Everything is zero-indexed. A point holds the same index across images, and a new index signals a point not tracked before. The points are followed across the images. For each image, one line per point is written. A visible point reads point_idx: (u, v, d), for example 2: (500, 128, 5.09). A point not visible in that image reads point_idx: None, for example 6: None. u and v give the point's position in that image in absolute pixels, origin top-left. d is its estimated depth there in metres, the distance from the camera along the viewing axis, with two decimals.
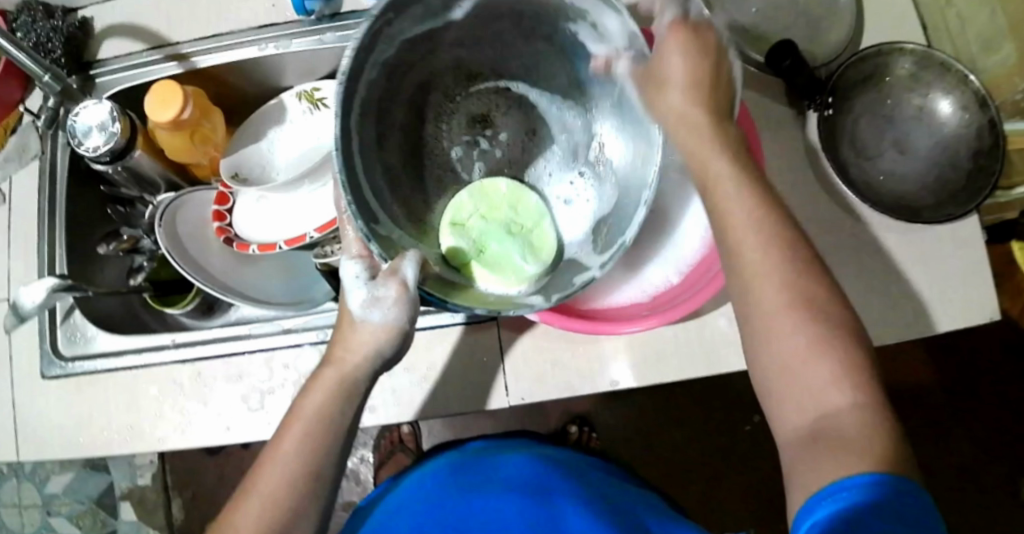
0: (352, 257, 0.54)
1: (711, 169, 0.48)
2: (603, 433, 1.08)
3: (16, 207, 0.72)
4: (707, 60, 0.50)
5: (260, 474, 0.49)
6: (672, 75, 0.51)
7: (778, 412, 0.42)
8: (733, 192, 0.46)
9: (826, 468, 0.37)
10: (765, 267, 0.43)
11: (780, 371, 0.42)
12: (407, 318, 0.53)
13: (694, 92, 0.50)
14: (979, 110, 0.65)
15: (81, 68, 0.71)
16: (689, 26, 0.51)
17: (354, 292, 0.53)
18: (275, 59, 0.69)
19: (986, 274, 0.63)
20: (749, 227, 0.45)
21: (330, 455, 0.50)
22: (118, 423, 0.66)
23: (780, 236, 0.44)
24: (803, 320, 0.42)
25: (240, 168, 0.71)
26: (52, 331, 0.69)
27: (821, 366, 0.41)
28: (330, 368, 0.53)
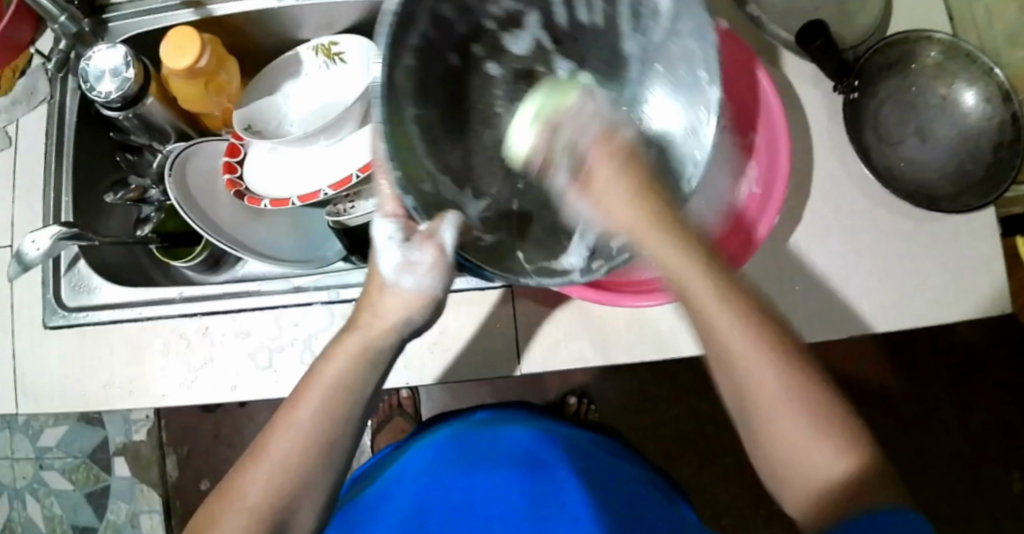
0: (386, 215, 0.52)
1: (679, 271, 0.44)
2: (604, 407, 1.08)
3: (22, 150, 0.70)
4: (635, 168, 0.50)
5: (272, 438, 0.46)
6: (601, 175, 0.50)
7: (808, 481, 0.41)
8: (695, 267, 0.43)
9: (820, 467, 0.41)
10: (750, 339, 0.41)
11: (765, 436, 0.42)
12: (441, 287, 0.52)
13: (634, 195, 0.47)
14: (1002, 103, 0.65)
15: (94, 11, 0.69)
16: (617, 147, 0.51)
17: (387, 254, 0.51)
18: (294, 11, 0.68)
19: (1000, 266, 0.64)
20: (730, 311, 0.42)
21: (347, 419, 0.47)
22: (121, 377, 0.65)
23: (740, 302, 0.42)
24: (804, 390, 0.42)
25: (254, 121, 0.70)
26: (56, 280, 0.67)
27: (821, 437, 0.41)
28: (355, 335, 0.50)
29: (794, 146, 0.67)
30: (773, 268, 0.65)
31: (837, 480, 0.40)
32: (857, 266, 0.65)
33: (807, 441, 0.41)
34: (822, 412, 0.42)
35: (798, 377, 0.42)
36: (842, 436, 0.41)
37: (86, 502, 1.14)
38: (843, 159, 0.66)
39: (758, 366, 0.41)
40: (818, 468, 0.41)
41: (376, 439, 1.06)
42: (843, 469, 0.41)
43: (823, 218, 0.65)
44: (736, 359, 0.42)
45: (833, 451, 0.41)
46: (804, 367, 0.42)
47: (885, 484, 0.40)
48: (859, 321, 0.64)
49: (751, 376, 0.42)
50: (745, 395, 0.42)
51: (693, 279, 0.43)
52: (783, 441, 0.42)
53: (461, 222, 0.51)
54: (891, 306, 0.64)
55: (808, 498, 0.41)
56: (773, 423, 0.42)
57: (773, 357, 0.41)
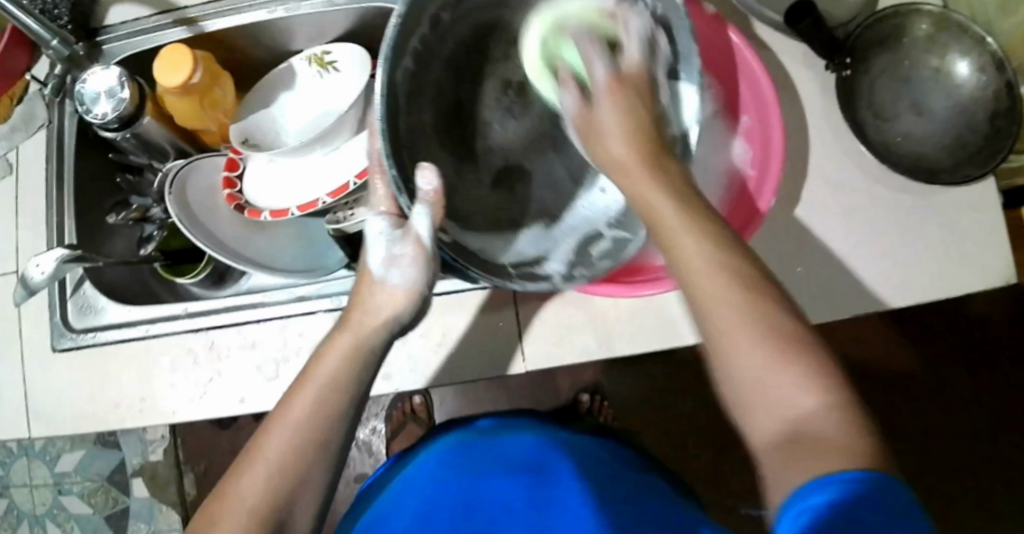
0: (380, 214, 0.55)
1: (653, 209, 0.43)
2: (616, 402, 1.07)
3: (23, 177, 0.71)
4: (638, 107, 0.49)
5: (268, 438, 0.45)
6: (607, 122, 0.49)
7: (752, 428, 0.36)
8: (664, 203, 0.43)
9: (821, 460, 0.31)
10: (701, 258, 0.39)
11: (743, 388, 0.36)
12: (426, 282, 0.54)
13: (629, 140, 0.48)
14: (996, 73, 0.64)
15: (88, 36, 0.70)
16: (622, 82, 0.50)
17: (375, 249, 0.54)
18: (283, 23, 0.69)
19: (1003, 236, 0.63)
20: (677, 221, 0.41)
21: (343, 416, 0.46)
22: (131, 395, 0.66)
23: (712, 231, 0.40)
24: (755, 316, 0.36)
25: (252, 134, 0.70)
26: (62, 303, 0.68)
27: (789, 367, 0.35)
28: (346, 333, 0.51)
29: (789, 127, 0.67)
30: (775, 251, 0.65)
31: (811, 416, 0.33)
32: (860, 244, 0.64)
33: (762, 374, 0.35)
34: (802, 356, 0.35)
35: (786, 308, 0.37)
36: (823, 383, 0.34)
37: (106, 525, 1.14)
38: (839, 138, 0.66)
39: (708, 281, 0.38)
40: (790, 408, 0.34)
41: (392, 447, 1.04)
42: (815, 404, 0.34)
43: (822, 198, 0.65)
44: (687, 275, 0.39)
45: (799, 379, 0.34)
46: (760, 286, 0.38)
47: (876, 454, 0.32)
48: (865, 299, 0.64)
49: (716, 312, 0.37)
50: (707, 332, 0.38)
51: (669, 216, 0.42)
52: (760, 388, 0.35)
53: (434, 213, 0.51)
54: (895, 282, 0.64)
55: (771, 454, 0.34)
56: (726, 327, 0.37)
57: (731, 280, 0.38)
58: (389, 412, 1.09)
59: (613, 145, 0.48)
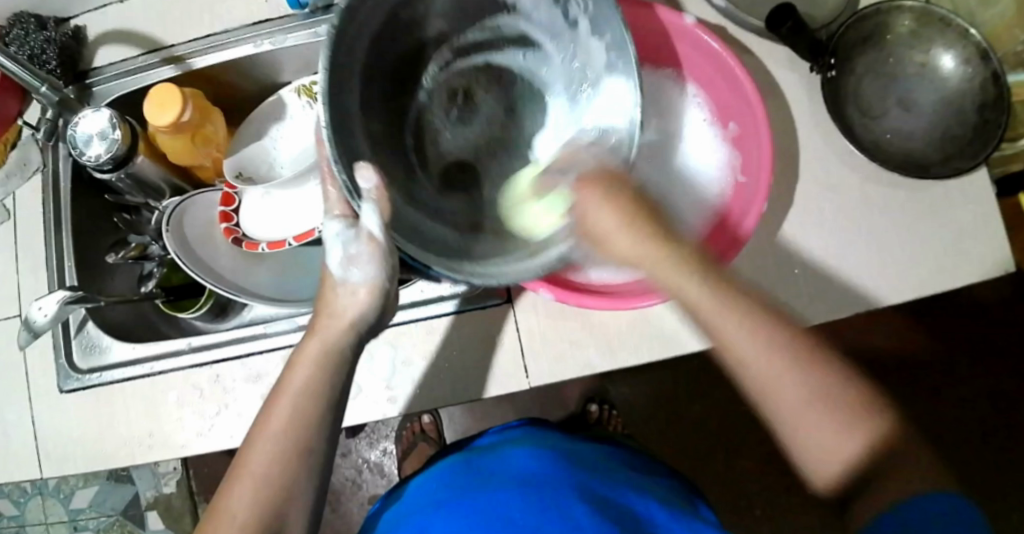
0: (334, 216, 0.54)
1: (687, 298, 0.45)
2: (624, 410, 1.08)
3: (22, 221, 0.71)
4: (627, 187, 0.50)
5: (251, 453, 0.47)
6: (598, 223, 0.50)
7: (814, 477, 0.44)
8: (699, 291, 0.45)
9: (839, 463, 0.42)
10: (756, 344, 0.43)
11: (802, 443, 0.43)
12: (388, 277, 0.55)
13: (637, 232, 0.48)
14: (981, 64, 0.65)
15: (77, 79, 0.71)
16: (599, 180, 0.50)
17: (332, 251, 0.54)
18: (271, 56, 0.69)
19: (998, 226, 0.63)
20: (736, 323, 0.44)
21: (319, 426, 0.49)
22: (139, 432, 0.66)
23: (751, 311, 0.44)
24: (805, 374, 0.43)
25: (244, 167, 0.71)
26: (67, 344, 0.68)
27: (842, 435, 0.42)
28: (315, 339, 0.52)
29: (777, 130, 0.67)
30: (771, 253, 0.65)
31: (862, 455, 0.42)
32: (855, 242, 0.65)
33: (823, 433, 0.42)
34: (839, 399, 0.42)
35: (815, 358, 0.43)
36: (860, 424, 0.42)
37: None
38: (828, 138, 0.66)
39: (763, 362, 0.43)
40: (841, 455, 0.42)
41: (403, 467, 1.05)
42: (857, 448, 0.42)
43: (815, 198, 0.66)
44: (744, 362, 0.44)
45: (847, 429, 0.42)
46: (811, 352, 0.43)
47: (910, 449, 0.42)
48: (863, 297, 0.64)
49: (780, 392, 0.43)
50: (767, 395, 0.43)
51: (695, 298, 0.45)
52: (808, 444, 0.43)
53: (382, 210, 0.50)
54: (893, 278, 0.64)
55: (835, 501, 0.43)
56: (800, 426, 0.43)
57: (783, 358, 0.43)
58: (398, 432, 1.11)
59: (619, 242, 0.49)
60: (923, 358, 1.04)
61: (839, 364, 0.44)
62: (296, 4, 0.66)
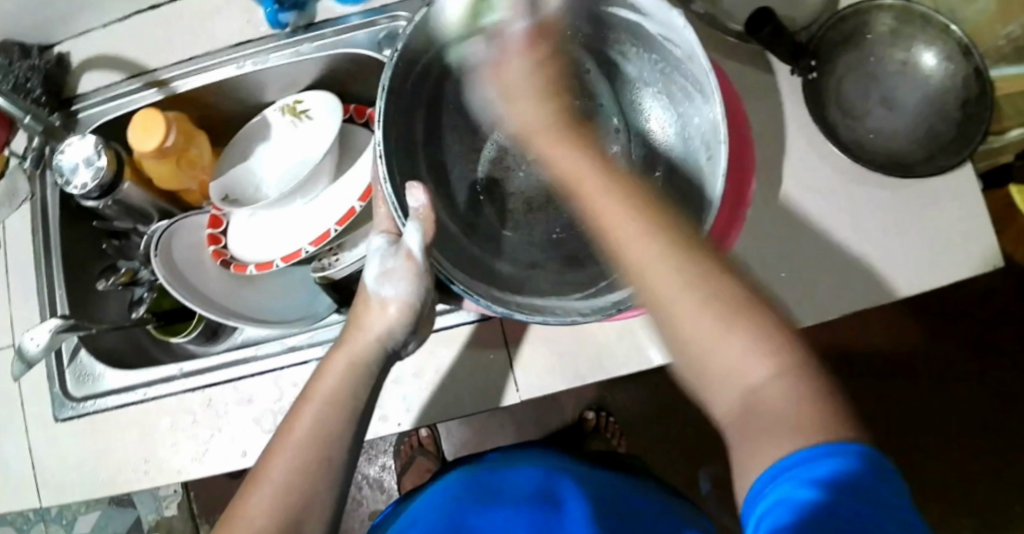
0: (380, 231, 0.58)
1: (613, 229, 0.42)
2: (621, 416, 1.08)
3: (12, 251, 0.72)
4: (548, 104, 0.54)
5: (272, 463, 0.48)
6: (559, 162, 0.49)
7: (713, 402, 0.38)
8: (633, 226, 0.41)
9: (771, 442, 0.34)
10: (661, 264, 0.39)
11: (695, 358, 0.38)
12: (420, 296, 0.55)
13: (541, 107, 0.54)
14: (963, 59, 0.65)
15: (63, 105, 0.72)
16: (540, 50, 0.56)
17: (370, 265, 0.56)
18: (254, 76, 0.70)
19: (985, 222, 0.63)
20: (636, 235, 0.41)
21: (340, 440, 0.49)
22: (135, 458, 0.66)
23: (672, 237, 0.40)
24: (716, 301, 0.38)
25: (231, 190, 0.71)
26: (61, 372, 0.69)
27: (730, 346, 0.37)
28: (341, 352, 0.53)
29: (761, 134, 0.67)
30: (759, 257, 0.65)
31: (764, 390, 0.36)
32: (842, 244, 0.65)
33: (731, 356, 0.37)
34: (751, 327, 0.37)
35: (729, 285, 0.38)
36: (768, 355, 0.36)
37: None
38: (812, 140, 0.66)
39: (695, 311, 0.38)
40: (741, 379, 0.37)
41: (404, 482, 1.05)
42: (761, 375, 0.36)
43: (800, 201, 0.66)
44: (644, 273, 0.40)
45: (753, 353, 0.36)
46: (716, 278, 0.38)
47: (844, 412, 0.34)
48: (853, 298, 0.64)
49: (646, 267, 0.40)
50: (649, 286, 0.40)
51: (626, 229, 0.41)
52: (707, 358, 0.37)
53: (426, 231, 0.53)
54: (881, 278, 0.64)
55: (727, 430, 0.37)
56: (712, 364, 0.37)
57: (705, 301, 0.38)
58: (396, 447, 1.11)
59: (561, 154, 0.49)
60: (918, 353, 1.04)
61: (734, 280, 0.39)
62: (276, 21, 0.66)
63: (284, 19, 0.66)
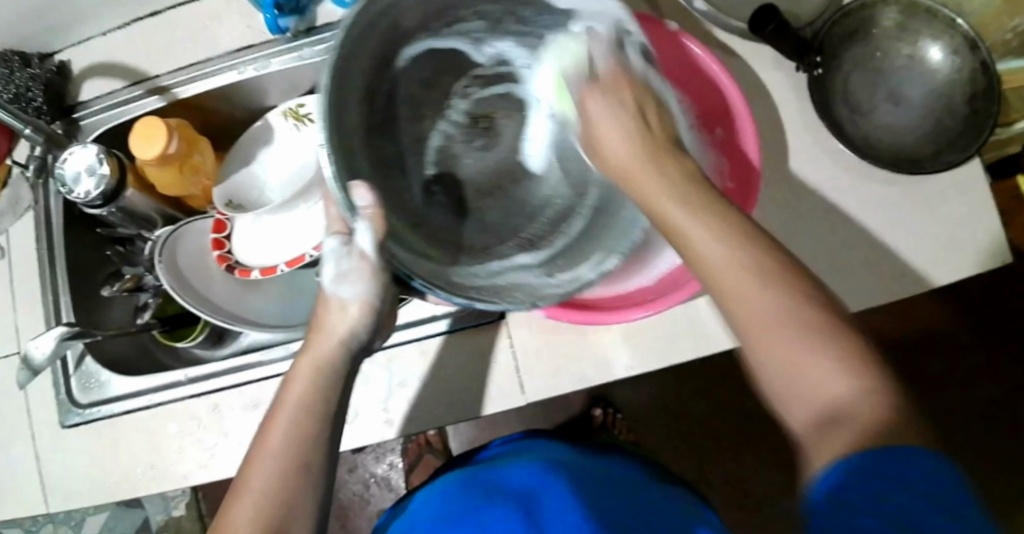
0: (331, 233, 0.55)
1: (670, 219, 0.42)
2: (629, 412, 1.07)
3: (16, 257, 0.72)
4: (627, 115, 0.50)
5: (250, 472, 0.46)
6: (613, 149, 0.50)
7: (789, 406, 0.34)
8: (713, 244, 0.39)
9: (835, 438, 0.31)
10: (739, 274, 0.37)
11: (784, 359, 0.34)
12: (380, 294, 0.54)
13: (633, 143, 0.49)
14: (970, 53, 0.64)
15: (63, 112, 0.72)
16: (601, 88, 0.53)
17: (325, 266, 0.54)
18: (255, 81, 0.70)
19: (994, 218, 0.63)
20: (705, 231, 0.39)
21: (322, 442, 0.48)
22: (141, 464, 0.66)
23: (759, 248, 0.37)
24: (789, 292, 0.35)
25: (234, 196, 0.71)
26: (66, 379, 0.69)
27: (823, 351, 0.33)
28: (306, 358, 0.51)
29: (766, 132, 0.67)
30: None
31: (860, 399, 0.32)
32: (849, 241, 0.64)
33: (822, 366, 0.33)
34: (829, 326, 0.34)
35: (796, 286, 0.36)
36: (850, 355, 0.33)
37: None
38: (817, 137, 0.66)
39: (762, 299, 0.36)
40: (818, 386, 0.33)
41: (411, 481, 1.05)
42: (845, 385, 0.32)
43: (805, 199, 0.65)
44: (718, 273, 0.38)
45: (836, 362, 0.33)
46: (795, 280, 0.36)
47: (918, 426, 0.31)
48: (860, 296, 0.63)
49: (748, 305, 0.36)
50: (718, 286, 0.38)
51: (709, 251, 0.39)
52: (794, 361, 0.34)
53: (376, 228, 0.49)
54: (888, 276, 0.63)
55: (795, 429, 0.34)
56: (794, 367, 0.34)
57: (778, 293, 0.35)
58: (404, 447, 1.11)
59: (617, 147, 0.50)
60: (926, 350, 1.03)
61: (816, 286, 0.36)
62: (275, 27, 0.65)
63: (283, 24, 0.66)
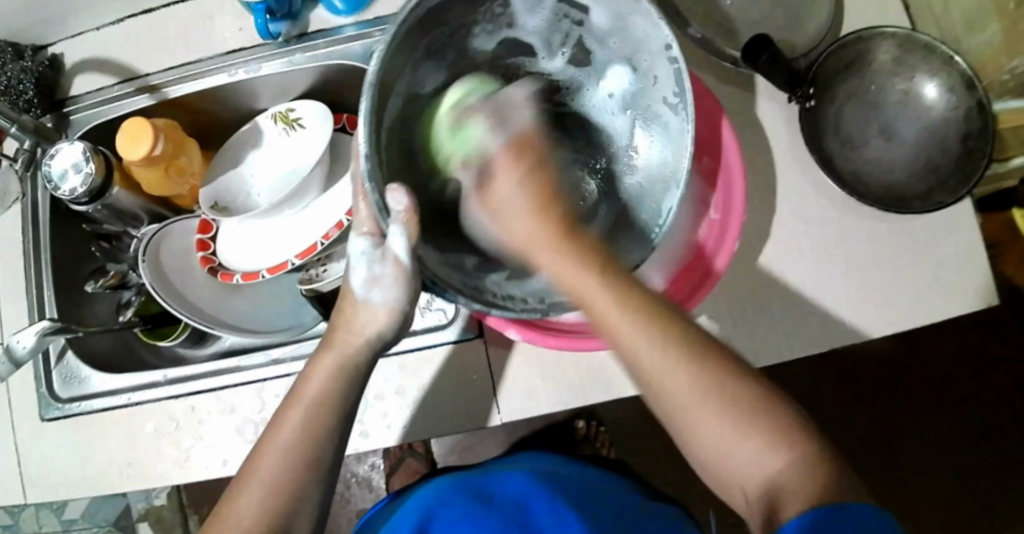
0: (362, 232, 0.54)
1: (598, 307, 0.47)
2: (611, 425, 1.08)
3: (3, 249, 0.72)
4: (542, 183, 0.52)
5: (261, 458, 0.49)
6: (517, 200, 0.52)
7: (732, 495, 0.46)
8: (632, 329, 0.46)
9: (756, 477, 0.44)
10: (693, 396, 0.45)
11: (715, 455, 0.45)
12: (408, 299, 0.53)
13: (541, 215, 0.51)
14: (965, 92, 0.64)
15: (55, 106, 0.72)
16: (517, 150, 0.53)
17: (355, 269, 0.53)
18: (247, 84, 0.69)
19: (979, 260, 0.62)
20: (637, 337, 0.46)
21: (329, 437, 0.50)
22: (118, 461, 0.67)
23: (677, 341, 0.46)
24: (717, 401, 0.45)
25: (220, 197, 0.71)
26: (47, 374, 0.69)
27: (748, 442, 0.44)
28: (329, 354, 0.53)
29: (755, 161, 0.66)
30: (749, 286, 0.64)
31: (781, 475, 0.43)
32: (833, 276, 0.64)
33: (751, 454, 0.44)
34: (746, 413, 0.45)
35: (711, 365, 0.46)
36: (782, 441, 0.44)
37: None
38: (806, 169, 0.65)
39: (700, 411, 0.45)
40: (761, 473, 0.44)
41: (391, 483, 1.06)
42: (783, 463, 0.43)
43: (791, 232, 0.65)
44: (651, 370, 0.46)
45: (769, 449, 0.44)
46: (726, 385, 0.45)
47: (845, 483, 0.42)
48: (841, 332, 0.63)
49: (645, 367, 0.46)
50: (663, 397, 0.46)
51: (643, 357, 0.46)
52: (724, 455, 0.45)
53: (411, 234, 0.49)
54: (871, 313, 0.63)
55: (739, 507, 0.46)
56: (724, 454, 0.45)
57: (695, 382, 0.45)
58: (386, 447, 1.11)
59: (518, 226, 0.52)
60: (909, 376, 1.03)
61: (750, 384, 0.46)
62: (267, 33, 0.65)
63: (275, 29, 0.65)
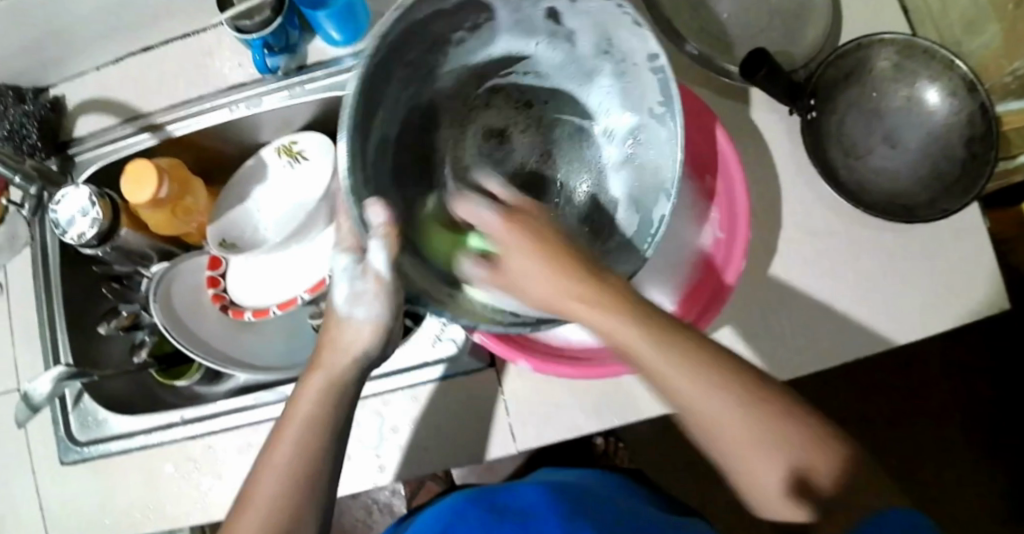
0: (344, 248, 0.53)
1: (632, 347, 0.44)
2: (627, 438, 1.08)
3: (15, 295, 0.73)
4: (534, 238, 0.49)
5: (259, 481, 0.48)
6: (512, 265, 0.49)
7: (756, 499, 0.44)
8: (657, 352, 0.44)
9: (778, 497, 0.43)
10: (708, 397, 0.43)
11: (741, 461, 0.44)
12: (392, 314, 0.53)
13: (532, 250, 0.49)
14: (968, 95, 0.63)
15: (59, 149, 0.72)
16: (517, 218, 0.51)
17: (337, 287, 0.53)
18: (249, 119, 0.70)
19: (992, 265, 0.62)
20: (675, 366, 0.44)
21: (328, 451, 0.50)
22: (139, 503, 0.67)
23: (708, 360, 0.44)
24: (736, 403, 0.43)
25: (228, 234, 0.71)
26: (65, 417, 0.70)
27: (777, 454, 0.43)
28: (319, 373, 0.52)
29: (760, 174, 0.66)
30: (760, 301, 0.64)
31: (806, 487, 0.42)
32: (845, 286, 0.63)
33: (778, 462, 0.43)
34: (783, 423, 0.43)
35: (733, 377, 0.44)
36: (815, 450, 0.43)
37: None
38: (811, 181, 0.65)
39: (730, 424, 0.43)
40: (788, 482, 0.43)
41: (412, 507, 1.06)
42: (814, 473, 0.42)
43: (800, 244, 0.64)
44: (677, 385, 0.44)
45: (791, 461, 0.43)
46: (747, 387, 0.44)
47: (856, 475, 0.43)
48: (856, 343, 0.62)
49: (676, 390, 0.44)
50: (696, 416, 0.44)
51: (676, 381, 0.44)
52: (750, 454, 0.43)
53: (389, 246, 0.48)
54: (885, 324, 0.62)
55: (756, 501, 0.44)
56: (747, 456, 0.43)
57: (724, 395, 0.43)
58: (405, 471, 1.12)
59: (521, 263, 0.49)
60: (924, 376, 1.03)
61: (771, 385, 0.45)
62: (265, 67, 0.65)
63: (273, 64, 0.66)
